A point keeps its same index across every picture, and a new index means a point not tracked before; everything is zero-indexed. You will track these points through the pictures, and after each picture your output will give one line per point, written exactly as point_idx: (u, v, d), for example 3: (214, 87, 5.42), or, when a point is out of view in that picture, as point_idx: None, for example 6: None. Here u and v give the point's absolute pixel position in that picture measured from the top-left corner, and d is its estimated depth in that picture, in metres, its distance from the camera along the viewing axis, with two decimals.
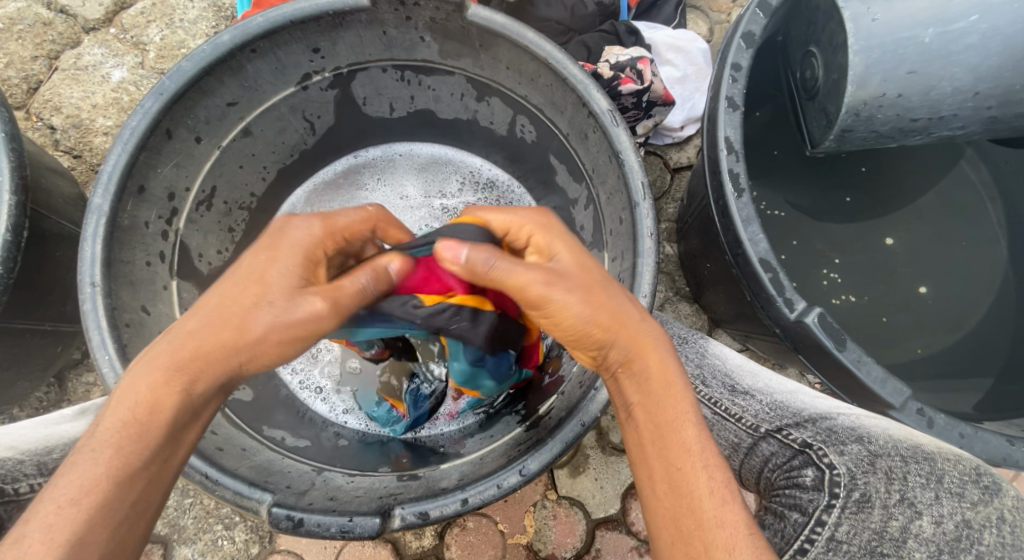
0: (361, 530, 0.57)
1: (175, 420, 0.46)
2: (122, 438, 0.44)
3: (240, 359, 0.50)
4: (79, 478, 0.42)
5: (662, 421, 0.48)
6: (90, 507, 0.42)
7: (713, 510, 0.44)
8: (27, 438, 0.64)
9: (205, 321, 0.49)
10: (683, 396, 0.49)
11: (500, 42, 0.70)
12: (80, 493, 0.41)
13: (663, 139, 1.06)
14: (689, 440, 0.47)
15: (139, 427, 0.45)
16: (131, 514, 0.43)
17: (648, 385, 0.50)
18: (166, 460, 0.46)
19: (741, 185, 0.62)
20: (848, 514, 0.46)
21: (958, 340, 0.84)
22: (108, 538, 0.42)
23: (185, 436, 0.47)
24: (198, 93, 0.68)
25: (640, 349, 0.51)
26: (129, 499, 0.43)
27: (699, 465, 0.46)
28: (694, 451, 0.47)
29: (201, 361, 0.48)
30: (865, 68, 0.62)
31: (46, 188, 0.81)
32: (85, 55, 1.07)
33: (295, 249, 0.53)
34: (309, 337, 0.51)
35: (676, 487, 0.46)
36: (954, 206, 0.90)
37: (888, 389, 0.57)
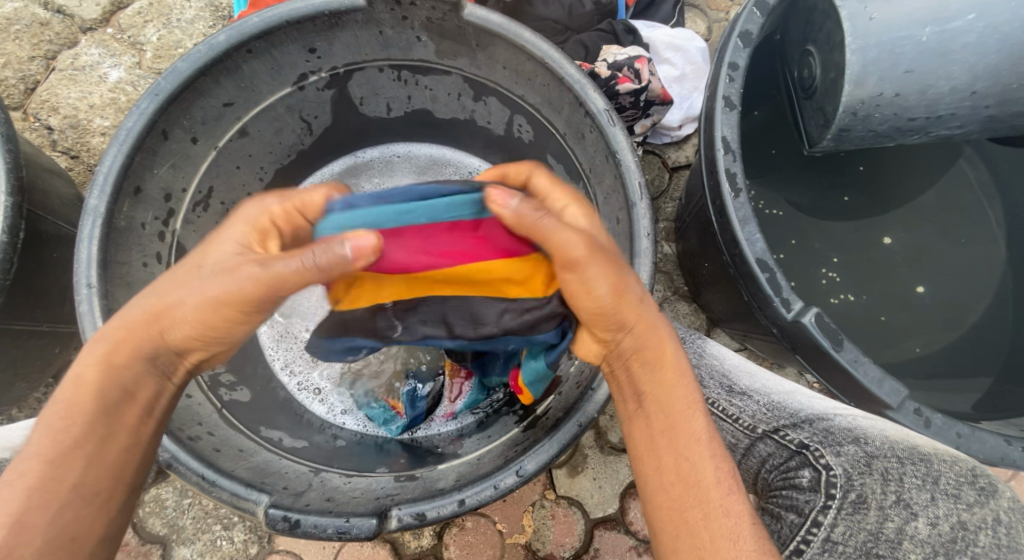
0: (358, 531, 0.57)
1: (107, 401, 0.47)
2: (60, 416, 0.46)
3: (171, 330, 0.49)
4: (20, 460, 0.45)
5: (669, 412, 0.49)
6: (29, 486, 0.44)
7: (719, 499, 0.46)
8: (25, 439, 0.64)
9: (139, 301, 0.50)
10: (688, 388, 0.50)
11: (496, 42, 0.69)
12: (18, 473, 0.44)
13: (662, 138, 1.06)
14: (695, 433, 0.48)
15: (74, 406, 0.46)
16: (66, 494, 0.44)
17: (661, 375, 0.51)
18: (104, 439, 0.47)
19: (738, 185, 0.62)
20: (844, 514, 0.46)
21: (957, 340, 0.84)
22: (49, 515, 0.44)
23: (125, 417, 0.48)
24: (194, 93, 0.68)
25: (655, 337, 0.51)
26: (63, 481, 0.45)
27: (706, 454, 0.47)
28: (703, 444, 0.48)
29: (132, 339, 0.49)
30: (863, 67, 0.62)
31: (43, 189, 0.81)
32: (82, 55, 1.06)
33: (238, 219, 0.51)
34: (239, 305, 0.48)
35: (683, 477, 0.47)
36: (953, 205, 0.89)
37: (885, 389, 0.57)
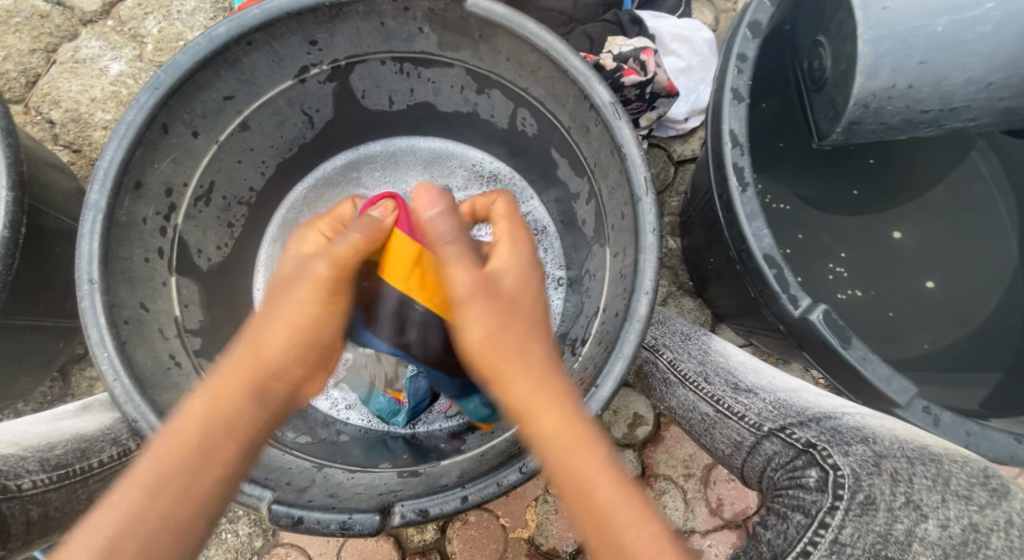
0: (360, 528, 0.57)
1: (208, 431, 0.48)
2: (165, 450, 0.46)
3: (260, 356, 0.52)
4: (120, 491, 0.45)
5: (559, 452, 0.46)
6: (125, 514, 0.44)
7: (630, 539, 0.42)
8: (26, 435, 0.64)
9: (240, 344, 0.54)
10: (576, 419, 0.48)
11: (499, 33, 0.68)
12: (119, 497, 0.44)
13: (667, 131, 1.05)
14: (589, 471, 0.45)
15: (179, 438, 0.47)
16: (158, 521, 0.44)
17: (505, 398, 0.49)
18: (205, 467, 0.47)
19: (746, 179, 0.61)
20: (852, 516, 0.45)
21: (965, 336, 0.82)
22: (140, 538, 0.43)
23: (223, 448, 0.48)
24: (194, 86, 0.67)
25: (532, 375, 0.49)
26: (158, 508, 0.44)
27: (597, 466, 0.45)
28: (603, 483, 0.45)
29: (237, 371, 0.51)
30: (875, 58, 0.60)
31: (45, 183, 0.81)
32: (82, 48, 1.06)
33: (297, 245, 0.61)
34: (318, 299, 0.54)
35: (593, 521, 0.44)
36: (964, 198, 0.88)
37: (894, 386, 0.56)
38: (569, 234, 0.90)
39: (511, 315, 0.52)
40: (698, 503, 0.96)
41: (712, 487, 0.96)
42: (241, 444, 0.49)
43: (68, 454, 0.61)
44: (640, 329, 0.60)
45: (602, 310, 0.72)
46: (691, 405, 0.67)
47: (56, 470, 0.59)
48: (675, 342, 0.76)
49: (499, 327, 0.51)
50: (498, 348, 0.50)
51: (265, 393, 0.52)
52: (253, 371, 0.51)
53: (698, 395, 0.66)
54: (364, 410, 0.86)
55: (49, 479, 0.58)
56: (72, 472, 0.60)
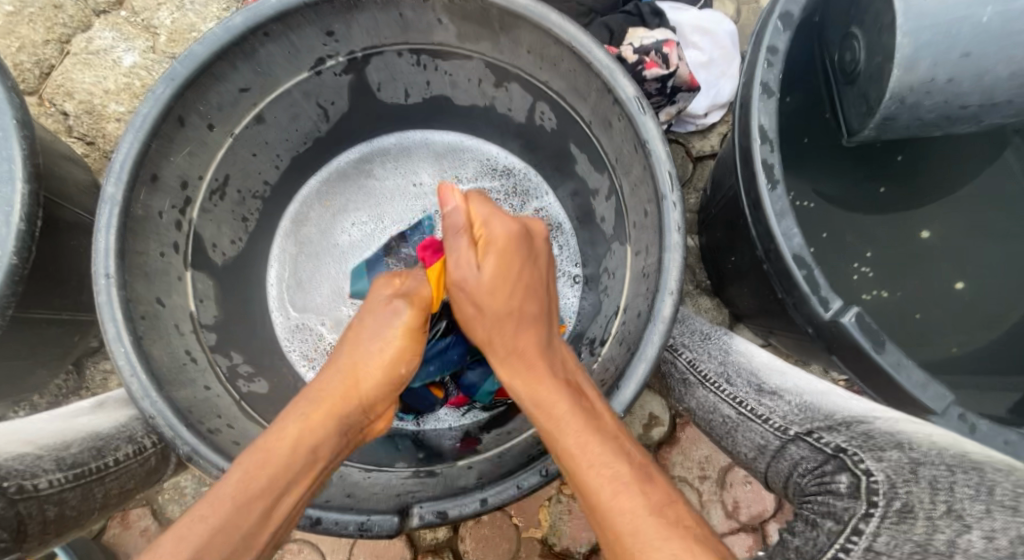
0: (378, 529, 0.56)
1: (303, 453, 0.48)
2: (258, 467, 0.46)
3: (358, 389, 0.54)
4: (205, 500, 0.44)
5: (553, 442, 0.49)
6: (213, 528, 0.43)
7: (615, 516, 0.43)
8: (41, 432, 0.63)
9: (329, 370, 0.56)
10: (562, 403, 0.50)
11: (520, 24, 0.66)
12: (208, 510, 0.43)
13: (686, 126, 1.03)
14: (571, 449, 0.47)
15: (271, 455, 0.47)
16: (241, 535, 0.43)
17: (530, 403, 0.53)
18: (290, 487, 0.47)
19: (775, 176, 0.59)
20: (889, 525, 0.43)
21: (995, 339, 0.80)
22: (222, 557, 0.42)
23: (309, 472, 0.49)
24: (210, 78, 0.65)
25: (533, 370, 0.54)
26: (246, 523, 0.44)
27: (583, 456, 0.47)
28: (585, 458, 0.46)
29: (331, 398, 0.53)
30: (914, 50, 0.58)
31: (59, 175, 0.80)
32: (96, 39, 1.05)
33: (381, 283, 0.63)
34: (412, 336, 0.58)
35: (592, 506, 0.45)
36: (995, 197, 0.85)
37: (930, 393, 0.54)
38: (586, 231, 0.89)
39: (501, 323, 0.57)
40: (714, 505, 0.94)
41: (728, 490, 0.95)
42: (322, 470, 0.50)
43: (83, 453, 0.61)
44: (663, 331, 0.58)
45: (622, 309, 0.70)
46: (712, 407, 0.66)
47: (72, 469, 0.59)
48: (694, 341, 0.75)
49: (497, 328, 0.57)
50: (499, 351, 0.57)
51: (353, 423, 0.53)
52: (348, 396, 0.53)
53: (719, 396, 0.65)
54: None
55: (65, 479, 0.58)
56: (87, 471, 0.61)
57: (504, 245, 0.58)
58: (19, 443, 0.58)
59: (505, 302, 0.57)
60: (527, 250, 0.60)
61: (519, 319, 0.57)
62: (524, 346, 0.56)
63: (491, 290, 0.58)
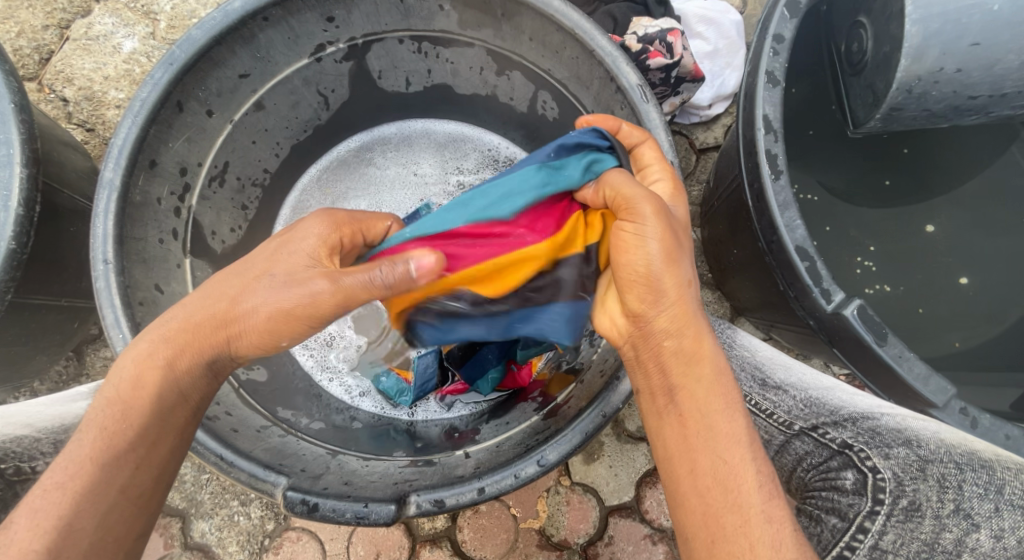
0: (376, 517, 0.56)
1: (165, 405, 0.47)
2: (118, 425, 0.45)
3: (228, 335, 0.49)
4: (66, 460, 0.44)
5: (706, 411, 0.45)
6: (75, 490, 0.43)
7: (758, 506, 0.41)
8: (45, 415, 0.63)
9: (196, 303, 0.50)
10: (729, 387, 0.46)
11: (523, 11, 0.66)
12: (65, 476, 0.43)
13: (690, 118, 1.02)
14: (732, 435, 0.44)
15: (135, 412, 0.46)
16: (119, 492, 0.44)
17: (695, 369, 0.46)
18: (161, 439, 0.47)
19: (779, 166, 0.58)
20: (894, 522, 0.45)
21: (999, 334, 0.80)
22: (98, 519, 0.43)
23: (179, 417, 0.48)
24: (209, 63, 0.65)
25: (696, 330, 0.47)
26: (116, 481, 0.44)
27: (746, 457, 0.43)
28: (739, 445, 0.44)
29: (195, 346, 0.48)
30: (922, 39, 0.57)
31: (58, 161, 0.79)
32: (96, 24, 1.04)
33: (315, 227, 0.53)
34: (304, 317, 0.48)
35: (721, 480, 0.43)
36: (1001, 191, 0.84)
37: (931, 387, 0.54)
38: None
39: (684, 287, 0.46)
40: None
41: None
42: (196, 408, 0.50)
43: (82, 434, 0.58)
44: None
45: None
46: None
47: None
48: None
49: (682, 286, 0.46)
50: (669, 295, 0.46)
51: (223, 366, 0.51)
52: (207, 341, 0.49)
53: None
54: (378, 398, 0.85)
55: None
56: None
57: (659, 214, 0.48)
58: (19, 426, 0.60)
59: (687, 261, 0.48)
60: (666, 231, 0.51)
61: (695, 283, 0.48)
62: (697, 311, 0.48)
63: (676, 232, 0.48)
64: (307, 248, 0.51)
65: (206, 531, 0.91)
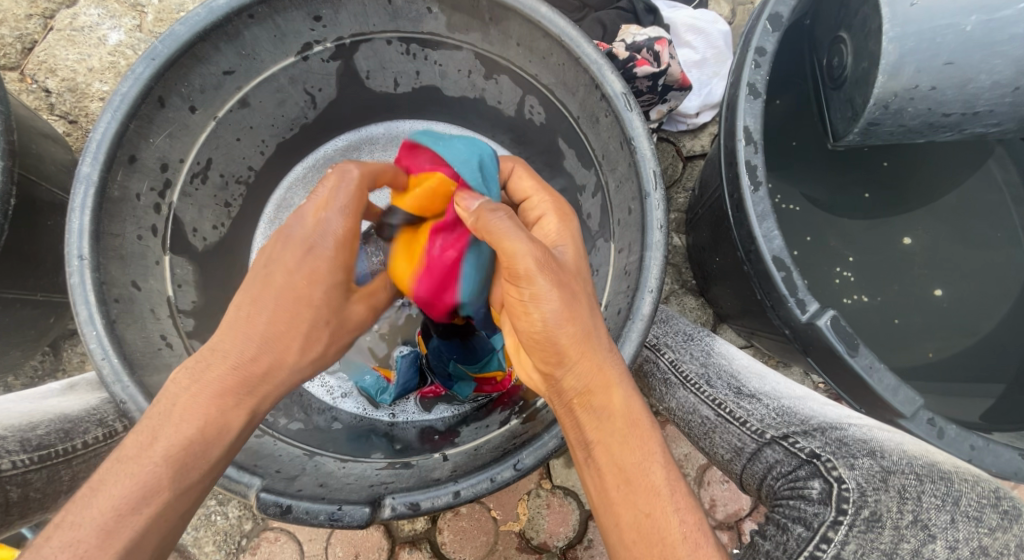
0: (350, 519, 0.55)
1: (238, 436, 0.49)
2: (196, 455, 0.46)
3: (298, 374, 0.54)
4: (136, 484, 0.43)
5: (629, 462, 0.47)
6: (151, 514, 0.43)
7: (689, 557, 0.43)
8: (10, 412, 0.63)
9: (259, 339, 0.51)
10: (650, 435, 0.49)
11: (510, 16, 0.66)
12: (142, 502, 0.43)
13: (677, 126, 1.03)
14: (657, 485, 0.46)
15: (212, 443, 0.47)
16: (178, 521, 0.45)
17: (611, 422, 0.48)
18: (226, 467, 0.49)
19: (758, 178, 0.59)
20: (856, 532, 0.44)
21: (972, 345, 0.81)
22: (158, 540, 0.44)
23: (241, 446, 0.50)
24: (192, 59, 0.64)
25: (615, 379, 0.49)
26: (186, 509, 0.46)
27: (669, 508, 0.46)
28: (663, 496, 0.46)
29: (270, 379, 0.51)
30: (900, 57, 0.59)
31: (37, 153, 0.78)
32: (81, 15, 1.03)
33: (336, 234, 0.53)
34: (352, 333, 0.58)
35: (646, 536, 0.45)
36: (976, 206, 0.86)
37: (900, 398, 0.55)
38: None
39: (590, 340, 0.50)
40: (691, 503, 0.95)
41: (706, 488, 0.96)
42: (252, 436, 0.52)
43: (50, 434, 0.61)
44: (642, 328, 0.58)
45: (604, 305, 0.70)
46: (692, 407, 0.66)
47: (37, 450, 0.58)
48: (677, 341, 0.76)
49: (578, 340, 0.49)
50: (567, 350, 0.49)
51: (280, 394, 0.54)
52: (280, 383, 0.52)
53: (699, 397, 0.65)
54: (360, 398, 0.85)
55: (30, 460, 0.57)
56: (55, 452, 0.60)
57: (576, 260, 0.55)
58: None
59: (591, 312, 0.51)
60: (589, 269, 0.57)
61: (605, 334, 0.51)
62: (614, 361, 0.51)
63: (569, 282, 0.51)
64: (344, 256, 0.54)
65: (181, 530, 0.90)
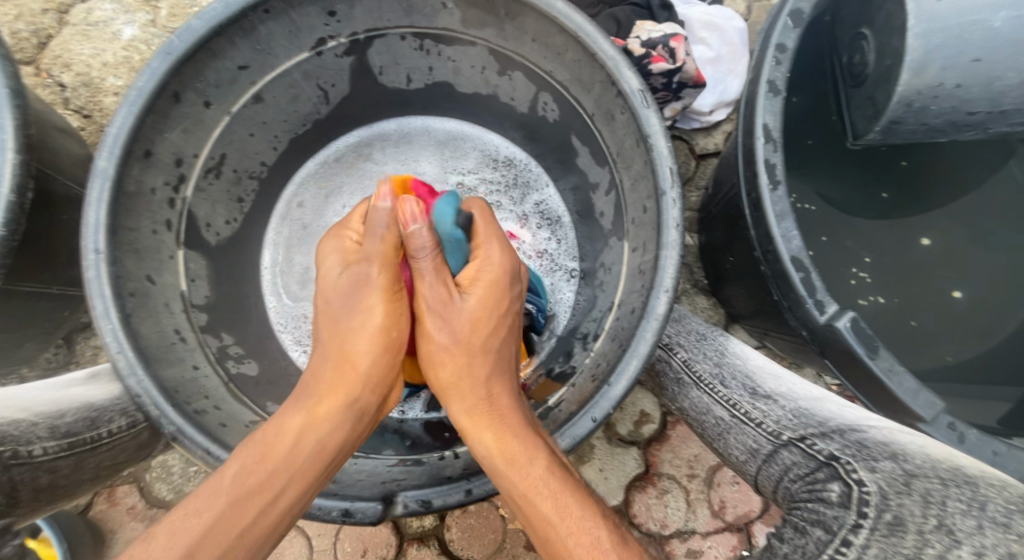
0: (362, 516, 0.55)
1: (297, 432, 0.51)
2: (252, 467, 0.49)
3: (348, 361, 0.55)
4: (203, 494, 0.47)
5: (522, 490, 0.49)
6: (207, 522, 0.46)
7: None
8: (40, 398, 0.64)
9: (318, 362, 0.57)
10: (536, 456, 0.50)
11: (526, 12, 0.65)
12: (200, 506, 0.46)
13: (691, 123, 1.02)
14: (547, 510, 0.48)
15: (272, 456, 0.49)
16: (239, 535, 0.46)
17: (497, 450, 0.51)
18: (288, 486, 0.49)
19: (777, 177, 0.58)
20: (878, 537, 0.44)
21: (991, 349, 0.80)
22: (223, 549, 0.45)
23: (304, 474, 0.50)
24: (207, 54, 0.64)
25: (493, 415, 0.54)
26: (246, 511, 0.47)
27: (564, 533, 0.47)
28: (555, 520, 0.48)
29: (321, 396, 0.53)
30: (924, 53, 0.58)
31: (53, 147, 0.79)
32: (96, 10, 1.03)
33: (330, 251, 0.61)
34: (383, 309, 0.57)
35: (551, 555, 0.48)
36: (997, 206, 0.85)
37: (920, 401, 0.54)
38: (584, 225, 0.88)
39: (469, 374, 0.56)
40: (701, 504, 0.94)
41: (716, 489, 0.95)
42: (328, 467, 0.51)
43: (77, 422, 0.61)
44: (657, 328, 0.57)
45: (617, 305, 0.70)
46: (706, 408, 0.66)
47: (66, 437, 0.59)
48: (690, 341, 0.75)
49: (460, 373, 0.56)
50: (453, 372, 0.56)
51: (358, 406, 0.54)
52: (334, 379, 0.54)
53: (713, 398, 0.65)
54: None
55: (60, 447, 0.58)
56: (82, 440, 0.61)
57: (495, 281, 0.59)
58: (16, 410, 0.59)
59: (483, 342, 0.57)
60: (516, 292, 0.61)
61: (492, 368, 0.57)
62: (497, 393, 0.56)
63: (477, 320, 0.58)
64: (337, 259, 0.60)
65: None
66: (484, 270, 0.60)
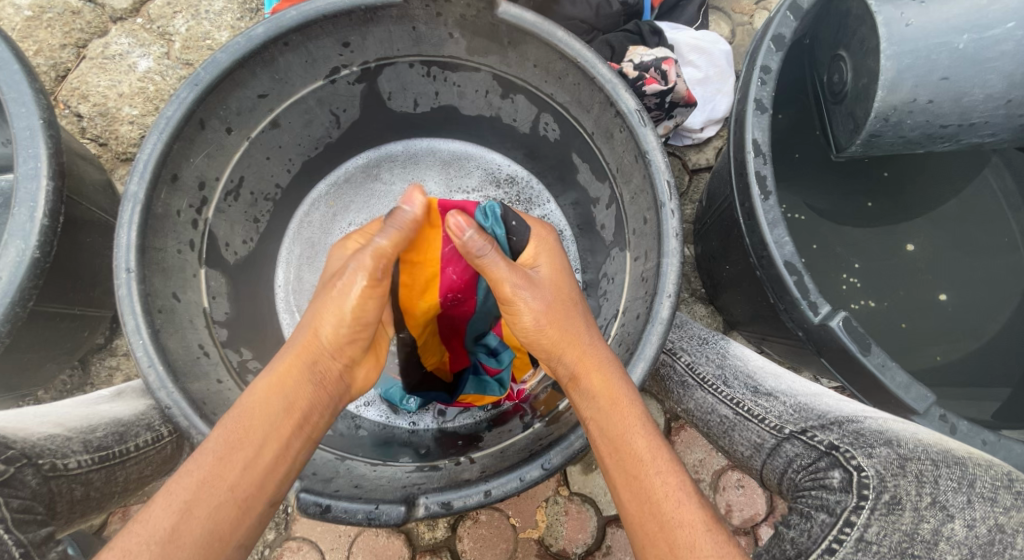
0: (386, 518, 0.58)
1: (213, 480, 0.49)
2: (239, 428, 0.52)
3: (281, 407, 0.53)
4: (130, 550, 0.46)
5: (611, 426, 0.55)
6: (199, 479, 0.49)
7: (671, 512, 0.51)
8: (71, 414, 0.66)
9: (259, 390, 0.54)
10: (633, 408, 0.55)
11: (529, 40, 0.70)
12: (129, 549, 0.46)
13: (683, 140, 1.07)
14: (641, 452, 0.54)
15: (251, 423, 0.52)
16: (228, 489, 0.49)
17: (597, 401, 0.55)
18: (266, 443, 0.52)
19: (768, 188, 0.62)
20: (878, 515, 0.47)
21: (978, 348, 0.84)
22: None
23: (283, 428, 0.53)
24: (231, 84, 0.69)
25: (598, 362, 0.58)
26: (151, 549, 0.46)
27: (654, 473, 0.53)
28: (647, 460, 0.54)
29: (287, 362, 0.55)
30: (896, 73, 0.63)
31: (76, 175, 0.82)
32: (112, 44, 1.08)
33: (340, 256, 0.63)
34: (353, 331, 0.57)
35: (641, 498, 0.52)
36: (975, 214, 0.89)
37: (912, 394, 0.58)
38: (586, 238, 0.92)
39: (571, 331, 0.59)
40: None
41: (722, 493, 0.97)
42: (301, 424, 0.54)
43: (107, 436, 0.64)
44: (661, 331, 0.61)
45: (621, 312, 0.73)
46: (710, 407, 0.69)
47: (97, 451, 0.62)
48: (692, 346, 0.78)
49: (568, 327, 0.59)
50: (555, 342, 0.59)
51: (268, 445, 0.52)
52: (257, 425, 0.52)
53: (718, 397, 0.68)
54: (382, 407, 0.86)
55: (91, 461, 0.61)
56: (112, 454, 0.64)
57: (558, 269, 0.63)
58: (49, 426, 0.62)
59: (573, 302, 0.61)
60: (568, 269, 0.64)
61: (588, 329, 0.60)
62: (596, 346, 0.59)
63: (564, 285, 0.62)
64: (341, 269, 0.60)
65: None
66: (538, 257, 0.64)
